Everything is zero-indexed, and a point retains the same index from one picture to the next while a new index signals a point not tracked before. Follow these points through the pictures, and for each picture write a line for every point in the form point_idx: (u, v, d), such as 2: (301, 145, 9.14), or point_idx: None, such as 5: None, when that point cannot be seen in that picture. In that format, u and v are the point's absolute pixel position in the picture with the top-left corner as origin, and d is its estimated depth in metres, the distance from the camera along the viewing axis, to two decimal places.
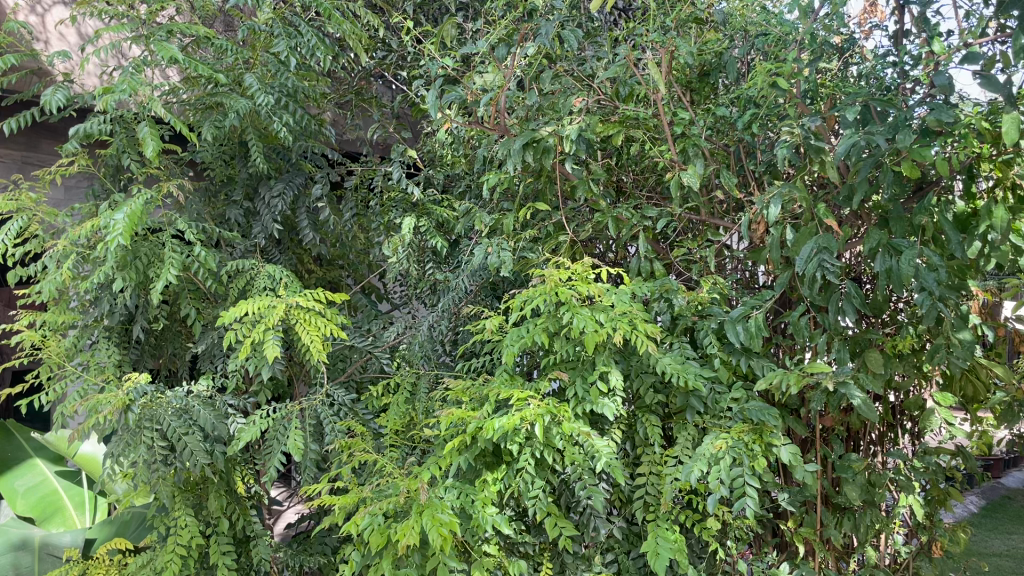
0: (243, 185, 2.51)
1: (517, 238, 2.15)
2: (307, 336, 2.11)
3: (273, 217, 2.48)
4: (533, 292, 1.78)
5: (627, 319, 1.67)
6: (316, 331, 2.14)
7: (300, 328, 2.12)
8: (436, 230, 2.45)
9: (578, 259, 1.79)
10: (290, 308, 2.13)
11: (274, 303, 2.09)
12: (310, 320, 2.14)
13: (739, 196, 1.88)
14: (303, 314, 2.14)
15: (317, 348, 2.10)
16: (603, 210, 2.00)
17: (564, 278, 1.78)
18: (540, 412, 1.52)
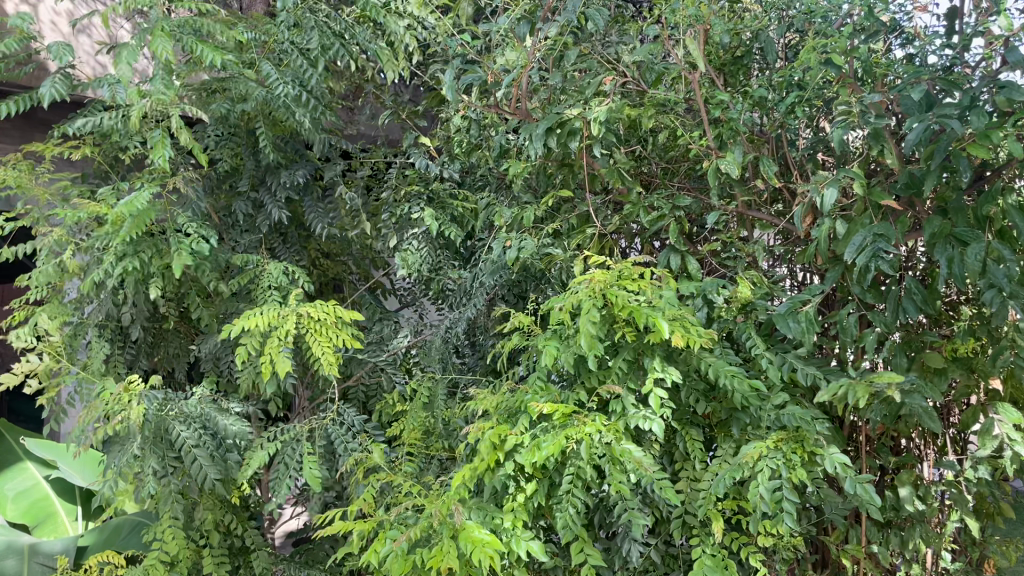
0: (250, 176, 2.35)
1: (537, 232, 2.01)
2: (318, 346, 1.98)
3: (280, 210, 2.34)
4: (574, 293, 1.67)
5: (679, 323, 1.59)
6: (327, 341, 2.00)
7: (311, 338, 1.98)
8: (453, 223, 2.33)
9: (621, 256, 1.66)
10: (301, 318, 1.99)
11: (284, 312, 1.96)
12: (321, 331, 2.00)
13: (780, 185, 1.73)
14: (315, 323, 2.00)
15: (329, 359, 1.96)
16: (631, 201, 1.86)
17: (609, 279, 1.65)
18: (585, 430, 1.43)
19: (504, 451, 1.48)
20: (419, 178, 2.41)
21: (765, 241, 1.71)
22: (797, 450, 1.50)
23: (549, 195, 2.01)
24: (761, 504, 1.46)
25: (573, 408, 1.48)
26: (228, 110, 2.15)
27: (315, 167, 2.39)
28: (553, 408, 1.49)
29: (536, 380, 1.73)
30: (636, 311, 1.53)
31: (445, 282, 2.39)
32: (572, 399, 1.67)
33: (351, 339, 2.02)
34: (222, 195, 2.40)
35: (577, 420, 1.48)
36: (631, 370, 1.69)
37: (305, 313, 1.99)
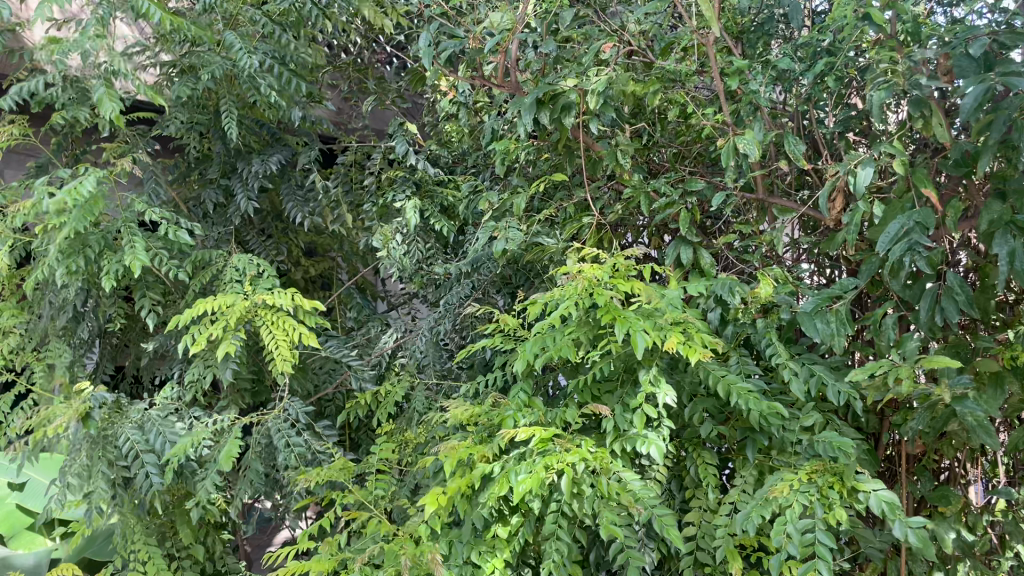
0: (220, 162, 2.16)
1: (531, 222, 1.79)
2: (271, 339, 1.80)
3: (251, 199, 2.12)
4: (560, 293, 1.50)
5: (681, 328, 1.41)
6: (283, 334, 1.82)
7: (265, 329, 1.81)
8: (441, 214, 2.12)
9: (614, 253, 1.49)
10: (255, 307, 1.83)
11: (236, 301, 1.80)
12: (276, 322, 1.82)
13: (807, 167, 1.50)
14: (270, 314, 1.83)
15: (281, 354, 1.79)
16: (635, 187, 1.65)
17: (599, 276, 1.49)
18: (567, 461, 1.28)
19: (476, 478, 1.32)
20: (404, 165, 2.20)
21: (786, 230, 1.49)
22: (835, 485, 1.27)
23: (543, 180, 1.79)
24: (789, 546, 1.22)
25: (553, 433, 1.33)
26: (193, 88, 1.96)
27: (291, 152, 2.20)
28: (530, 433, 1.35)
29: (520, 395, 1.58)
30: (624, 317, 1.36)
31: (432, 279, 2.17)
32: (558, 416, 1.50)
33: (309, 335, 1.84)
34: (191, 185, 2.20)
35: (559, 447, 1.33)
36: (626, 381, 1.53)
37: (259, 303, 1.83)
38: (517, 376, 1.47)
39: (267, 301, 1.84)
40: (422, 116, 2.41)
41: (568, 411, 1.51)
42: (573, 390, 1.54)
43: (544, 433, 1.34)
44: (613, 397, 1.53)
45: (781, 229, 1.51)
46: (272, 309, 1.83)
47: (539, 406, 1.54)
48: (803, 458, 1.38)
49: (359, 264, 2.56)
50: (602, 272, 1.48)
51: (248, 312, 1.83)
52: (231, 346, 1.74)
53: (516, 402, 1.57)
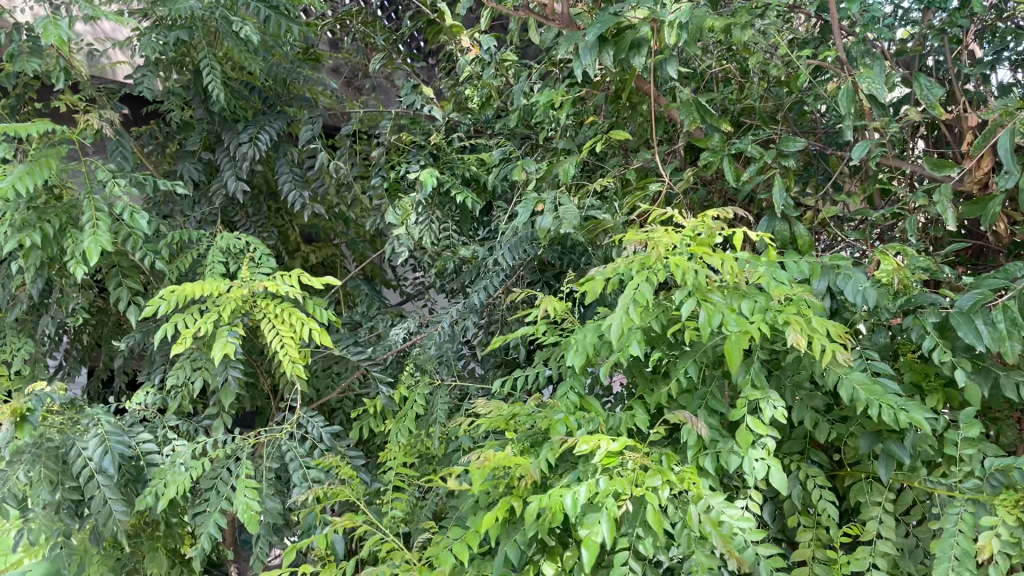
0: (203, 130, 1.83)
1: (582, 192, 1.46)
2: (275, 337, 1.47)
3: (239, 172, 1.79)
4: (622, 265, 1.11)
5: (797, 307, 1.02)
6: (289, 331, 1.49)
7: (267, 324, 1.48)
8: (465, 187, 1.77)
9: (704, 213, 1.12)
10: (253, 298, 1.50)
11: (230, 290, 1.47)
12: (280, 316, 1.50)
13: (945, 119, 1.18)
14: (273, 306, 1.49)
15: (288, 355, 1.46)
16: (714, 147, 1.33)
17: (676, 242, 1.10)
18: (642, 484, 0.89)
19: (520, 500, 1.01)
20: (419, 130, 1.88)
21: (941, 200, 1.14)
22: None
23: (597, 142, 1.46)
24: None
25: (626, 442, 0.93)
26: (169, 38, 1.64)
27: (285, 119, 1.83)
28: (592, 442, 0.92)
29: (570, 396, 1.15)
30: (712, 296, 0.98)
31: (453, 265, 1.85)
32: (620, 426, 1.10)
33: (322, 331, 1.50)
34: (170, 156, 1.88)
35: (631, 465, 0.93)
36: (710, 379, 1.10)
37: (258, 293, 1.51)
38: (578, 374, 1.08)
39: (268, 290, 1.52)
40: (437, 78, 2.10)
41: (631, 418, 1.10)
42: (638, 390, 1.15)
43: (614, 441, 0.92)
44: (688, 402, 1.11)
45: (921, 200, 1.21)
46: (275, 300, 1.51)
47: (594, 407, 1.13)
48: (970, 479, 1.04)
49: (366, 249, 2.24)
50: (682, 238, 1.09)
51: (245, 303, 1.50)
52: (229, 345, 1.42)
53: (565, 405, 1.14)
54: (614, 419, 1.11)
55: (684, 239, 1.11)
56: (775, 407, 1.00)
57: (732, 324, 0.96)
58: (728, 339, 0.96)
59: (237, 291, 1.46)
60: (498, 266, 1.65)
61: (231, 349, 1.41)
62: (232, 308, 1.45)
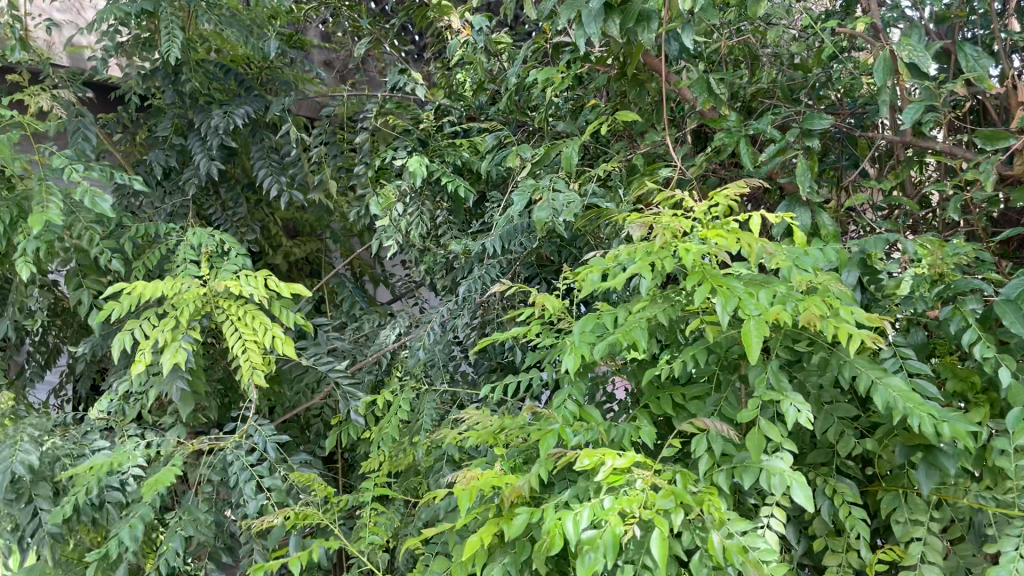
0: (173, 115, 1.69)
1: (584, 177, 1.33)
2: (236, 341, 1.39)
3: (212, 160, 1.65)
4: (625, 253, 0.95)
5: (826, 299, 0.87)
6: (252, 334, 1.41)
7: (228, 327, 1.40)
8: (456, 176, 1.64)
9: (721, 189, 0.97)
10: (216, 299, 1.42)
11: (190, 289, 1.38)
12: (243, 318, 1.41)
13: (994, 93, 1.05)
14: (235, 307, 1.41)
15: (248, 360, 1.38)
16: (729, 127, 1.21)
17: (686, 226, 0.94)
18: (648, 504, 0.75)
19: (514, 526, 0.87)
20: (407, 115, 1.74)
21: (986, 171, 1.02)
22: None
23: (601, 122, 1.33)
24: None
25: (632, 458, 0.79)
26: (131, 12, 1.50)
27: (261, 103, 1.70)
28: (595, 458, 0.78)
29: (568, 406, 1.00)
30: (731, 286, 0.83)
31: (443, 260, 1.71)
32: (625, 439, 0.96)
33: (286, 337, 1.41)
34: (138, 142, 1.74)
35: (639, 485, 0.78)
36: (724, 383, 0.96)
37: (221, 293, 1.42)
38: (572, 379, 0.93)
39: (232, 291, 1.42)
40: (428, 62, 1.96)
41: (638, 431, 0.96)
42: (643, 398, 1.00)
43: (619, 457, 0.78)
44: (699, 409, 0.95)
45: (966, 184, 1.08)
46: (239, 302, 1.42)
47: (594, 418, 0.98)
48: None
49: (352, 243, 2.10)
50: (691, 221, 0.93)
51: (207, 304, 1.41)
52: (180, 351, 1.35)
53: (563, 415, 0.99)
54: (620, 431, 0.96)
55: (694, 220, 0.96)
56: (799, 411, 0.84)
57: (750, 308, 0.81)
58: (745, 325, 0.81)
59: (197, 292, 1.37)
60: (491, 261, 1.51)
61: (181, 353, 1.34)
62: (190, 309, 1.36)
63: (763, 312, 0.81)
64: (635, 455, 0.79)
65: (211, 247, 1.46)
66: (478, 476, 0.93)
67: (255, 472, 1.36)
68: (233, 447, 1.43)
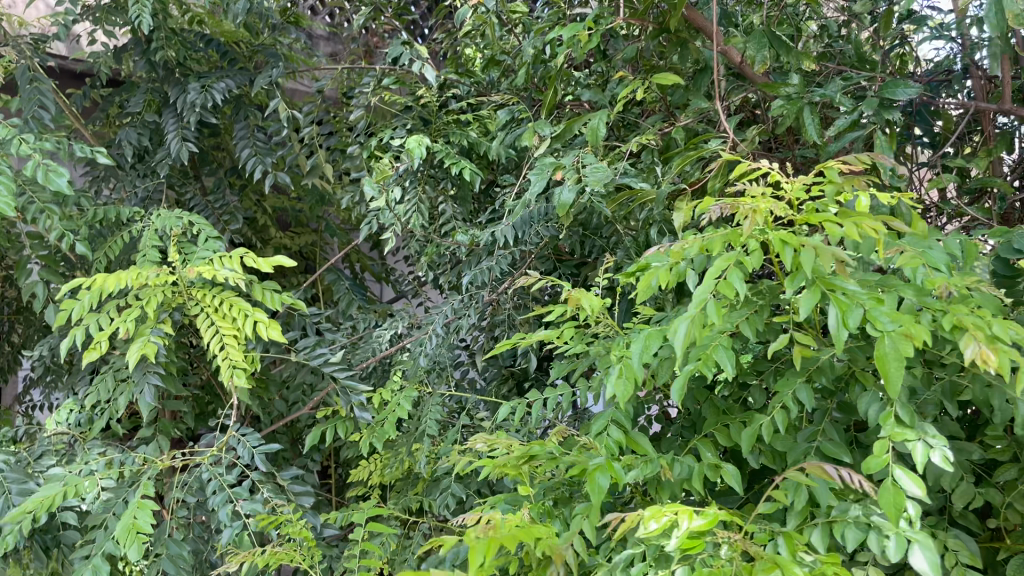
0: (146, 88, 1.49)
1: (616, 155, 1.13)
2: (212, 334, 1.20)
3: (189, 138, 1.45)
4: (690, 241, 0.76)
5: (969, 303, 0.68)
6: (231, 326, 1.22)
7: (202, 318, 1.21)
8: (463, 158, 1.44)
9: (831, 164, 0.78)
10: (189, 288, 1.23)
11: (157, 277, 1.19)
12: (220, 309, 1.23)
13: None
14: (211, 296, 1.22)
15: (230, 358, 1.20)
16: (788, 93, 1.01)
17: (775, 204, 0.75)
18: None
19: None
20: (410, 90, 1.55)
21: None
22: None
23: (634, 92, 1.13)
24: None
25: (714, 516, 0.61)
26: None
27: (246, 76, 1.50)
28: (665, 515, 0.62)
29: (612, 434, 0.83)
30: (854, 292, 0.66)
31: (449, 253, 1.52)
32: (692, 479, 0.79)
33: (270, 328, 1.23)
34: (107, 120, 1.55)
35: (723, 552, 0.62)
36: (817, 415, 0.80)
37: (194, 282, 1.24)
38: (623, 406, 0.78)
39: (207, 279, 1.24)
40: (433, 35, 1.77)
41: (710, 467, 0.79)
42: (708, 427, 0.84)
43: (698, 516, 0.61)
44: (788, 447, 0.78)
45: None
46: (214, 290, 1.23)
47: (646, 450, 0.82)
48: None
49: (350, 235, 1.92)
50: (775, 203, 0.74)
51: (179, 294, 1.23)
52: (148, 345, 1.16)
53: (607, 447, 0.82)
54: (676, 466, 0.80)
55: (779, 197, 0.77)
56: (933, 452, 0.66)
57: (884, 320, 0.63)
58: (879, 345, 0.62)
59: (165, 279, 1.18)
60: (503, 253, 1.31)
61: (153, 347, 1.15)
62: (159, 299, 1.18)
63: (904, 325, 0.62)
64: (718, 513, 0.61)
65: (179, 230, 1.27)
66: (493, 519, 0.75)
67: (232, 495, 1.15)
68: (211, 463, 1.22)
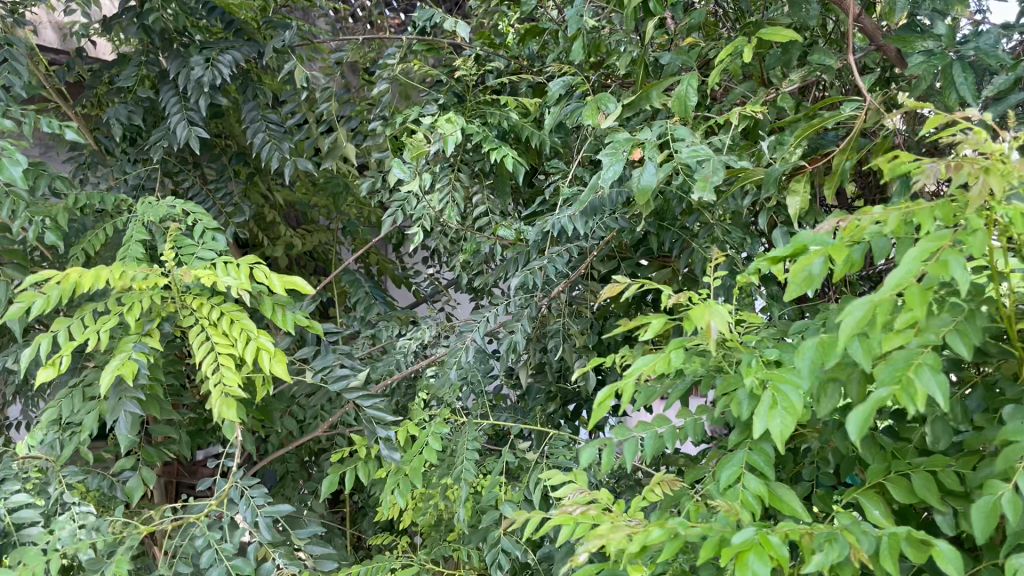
0: (137, 63, 1.28)
1: (707, 131, 0.93)
2: (203, 354, 1.00)
3: (187, 119, 1.25)
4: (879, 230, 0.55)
5: None
6: (229, 346, 1.02)
7: (195, 334, 1.01)
8: (505, 142, 1.24)
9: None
10: (183, 295, 1.03)
11: (145, 281, 0.98)
12: (218, 323, 1.02)
13: None
14: (208, 307, 1.02)
15: (216, 386, 0.99)
16: (930, 48, 0.79)
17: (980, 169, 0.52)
18: None
19: None
20: (441, 64, 1.34)
21: None
22: None
23: (729, 54, 0.92)
24: None
25: None
26: None
27: (253, 48, 1.29)
28: None
29: (748, 487, 0.67)
30: None
31: (486, 252, 1.32)
32: (885, 553, 0.56)
33: (276, 357, 1.02)
34: (95, 99, 1.35)
35: None
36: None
37: (190, 285, 1.04)
38: (779, 446, 0.59)
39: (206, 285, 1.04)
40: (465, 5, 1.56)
41: (912, 539, 0.55)
42: (873, 479, 0.68)
43: None
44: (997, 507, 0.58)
45: None
46: (213, 298, 1.03)
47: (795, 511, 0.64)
48: None
49: (367, 232, 1.72)
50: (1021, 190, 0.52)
51: (171, 302, 1.03)
52: (130, 363, 0.95)
53: (744, 503, 0.66)
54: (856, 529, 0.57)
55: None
56: None
57: None
58: None
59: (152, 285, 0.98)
60: (558, 251, 1.11)
61: (134, 366, 0.95)
62: (144, 307, 0.98)
63: None
64: None
65: (175, 224, 1.07)
66: None
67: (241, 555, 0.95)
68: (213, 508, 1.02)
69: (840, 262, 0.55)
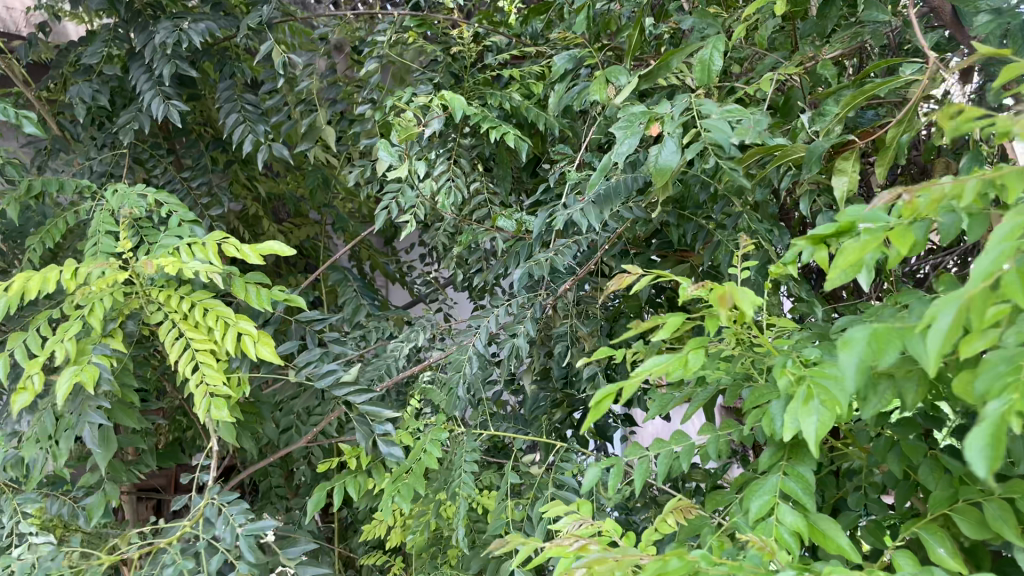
0: (105, 40, 1.16)
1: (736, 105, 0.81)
2: (178, 351, 0.89)
3: (157, 101, 1.13)
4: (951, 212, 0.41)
5: None
6: (206, 340, 0.91)
7: (166, 328, 0.90)
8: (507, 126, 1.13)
9: None
10: (148, 288, 0.92)
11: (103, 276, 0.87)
12: (190, 315, 0.91)
13: None
14: (177, 298, 0.91)
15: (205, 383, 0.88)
16: (999, 4, 0.66)
17: None
18: None
19: None
20: (439, 42, 1.22)
21: None
22: None
23: (764, 18, 0.80)
24: None
25: None
26: None
27: (232, 22, 1.18)
28: None
29: (784, 520, 0.55)
30: None
31: (486, 246, 1.21)
32: None
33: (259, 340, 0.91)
34: (62, 80, 1.24)
35: None
36: None
37: (155, 278, 0.92)
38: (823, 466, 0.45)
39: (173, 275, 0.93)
40: None
41: None
42: (936, 510, 0.56)
43: None
44: None
45: None
46: (182, 289, 0.92)
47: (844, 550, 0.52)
48: None
49: (359, 228, 1.61)
50: None
51: (135, 297, 0.92)
52: (90, 371, 0.84)
53: (780, 543, 0.54)
54: None
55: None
56: None
57: None
58: None
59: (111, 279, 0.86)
60: (565, 244, 1.00)
61: (95, 374, 0.84)
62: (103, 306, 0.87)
63: None
64: None
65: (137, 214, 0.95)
66: None
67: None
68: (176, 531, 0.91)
69: (898, 248, 0.44)
